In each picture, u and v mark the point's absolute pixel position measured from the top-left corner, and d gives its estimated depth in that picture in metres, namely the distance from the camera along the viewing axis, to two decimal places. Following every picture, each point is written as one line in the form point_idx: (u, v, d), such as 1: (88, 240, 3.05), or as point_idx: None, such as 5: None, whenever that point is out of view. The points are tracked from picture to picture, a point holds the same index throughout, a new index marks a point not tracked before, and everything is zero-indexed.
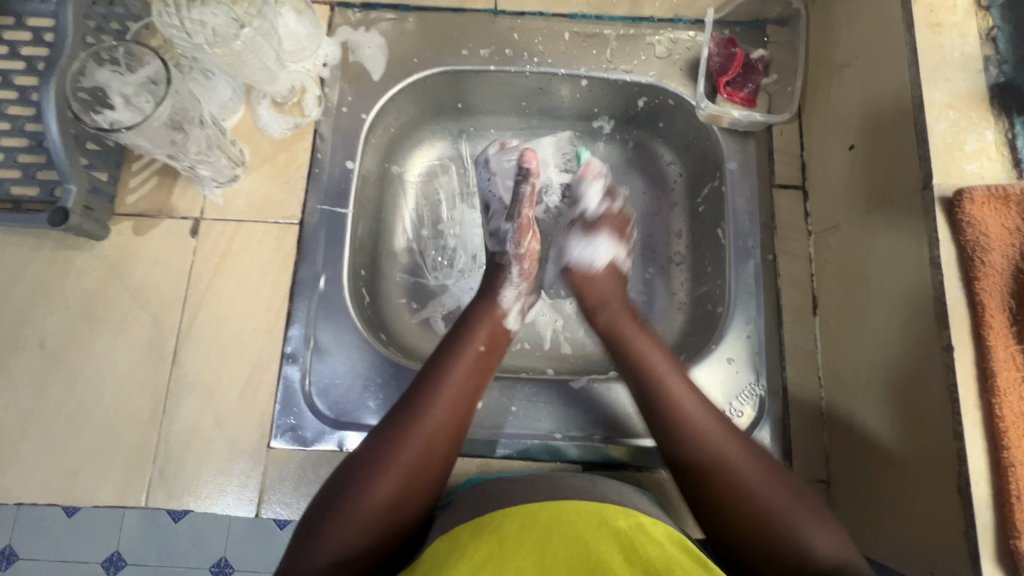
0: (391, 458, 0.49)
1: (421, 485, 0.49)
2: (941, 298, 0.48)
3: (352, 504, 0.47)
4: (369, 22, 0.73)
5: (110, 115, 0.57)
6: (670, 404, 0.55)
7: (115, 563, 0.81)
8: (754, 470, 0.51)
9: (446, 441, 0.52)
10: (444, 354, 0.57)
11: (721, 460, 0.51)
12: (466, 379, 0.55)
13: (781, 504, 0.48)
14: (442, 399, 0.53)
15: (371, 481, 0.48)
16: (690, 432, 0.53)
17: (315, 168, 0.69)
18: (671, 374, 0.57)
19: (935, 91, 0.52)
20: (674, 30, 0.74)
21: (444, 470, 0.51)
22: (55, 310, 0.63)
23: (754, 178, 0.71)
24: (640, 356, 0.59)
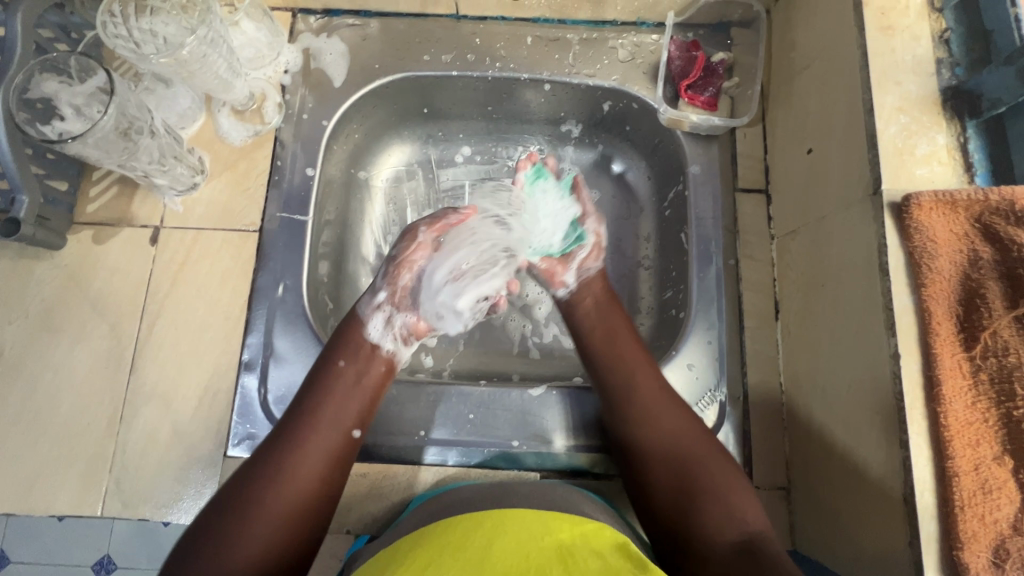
0: (246, 507, 0.47)
1: (285, 529, 0.48)
2: (889, 305, 0.48)
3: (203, 563, 0.45)
4: (331, 29, 0.73)
5: (62, 126, 0.58)
6: (633, 393, 0.57)
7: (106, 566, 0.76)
8: (685, 442, 0.54)
9: (309, 480, 0.50)
10: (309, 389, 0.55)
11: (667, 446, 0.54)
12: (335, 409, 0.54)
13: (718, 482, 0.52)
14: (309, 433, 0.52)
15: (226, 534, 0.46)
16: (641, 416, 0.56)
17: (275, 175, 0.69)
18: (644, 370, 0.59)
19: (886, 94, 0.51)
20: (638, 33, 0.73)
21: (318, 504, 0.50)
22: (14, 319, 0.63)
23: (717, 182, 0.70)
24: (610, 328, 0.63)
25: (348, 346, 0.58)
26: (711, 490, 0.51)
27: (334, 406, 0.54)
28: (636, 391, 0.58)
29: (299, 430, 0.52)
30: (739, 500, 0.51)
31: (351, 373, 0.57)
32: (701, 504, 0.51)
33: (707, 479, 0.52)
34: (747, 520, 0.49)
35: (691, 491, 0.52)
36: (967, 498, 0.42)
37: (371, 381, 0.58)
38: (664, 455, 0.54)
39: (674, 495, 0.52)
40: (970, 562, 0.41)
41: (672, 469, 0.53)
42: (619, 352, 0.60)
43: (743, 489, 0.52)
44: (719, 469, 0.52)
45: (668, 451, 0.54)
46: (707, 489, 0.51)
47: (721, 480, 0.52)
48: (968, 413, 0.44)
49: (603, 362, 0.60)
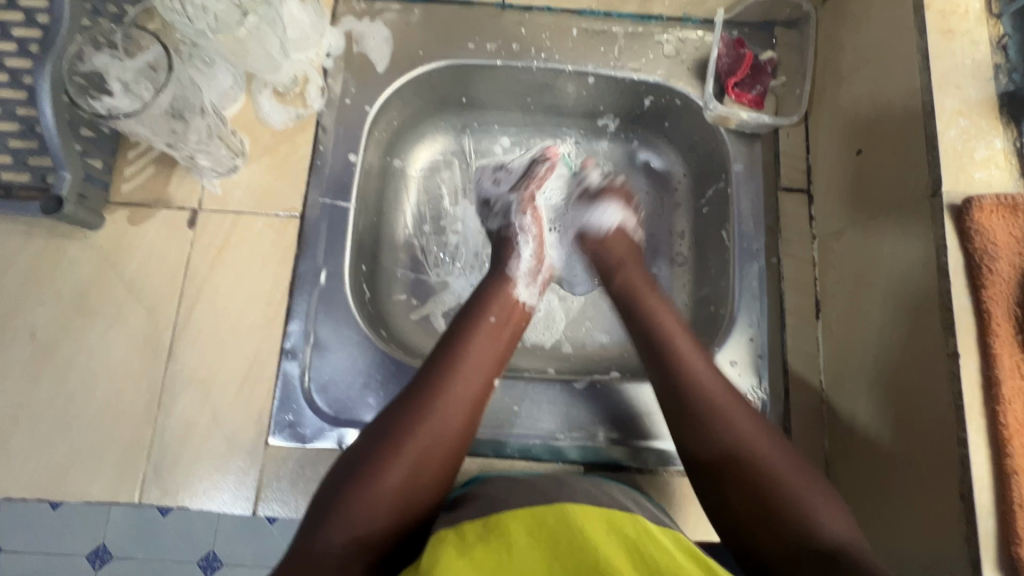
0: (399, 439, 0.48)
1: (432, 468, 0.49)
2: (948, 306, 0.48)
3: (361, 487, 0.46)
4: (374, 13, 0.72)
5: (107, 101, 0.55)
6: (686, 374, 0.53)
7: (211, 564, 0.61)
8: (756, 438, 0.49)
9: (458, 420, 0.51)
10: (456, 337, 0.56)
11: (714, 414, 0.51)
12: (480, 356, 0.55)
13: (778, 466, 0.48)
14: (456, 375, 0.53)
15: (380, 463, 0.47)
16: (718, 412, 0.51)
17: (316, 160, 0.67)
18: (686, 342, 0.56)
19: (946, 98, 0.52)
20: (683, 29, 0.73)
21: (461, 445, 0.51)
22: (47, 300, 0.62)
23: (759, 181, 0.70)
24: (649, 303, 0.61)
25: (494, 301, 0.60)
26: (759, 461, 0.48)
27: (484, 352, 0.56)
28: (687, 366, 0.54)
29: (450, 372, 0.53)
30: (814, 494, 0.47)
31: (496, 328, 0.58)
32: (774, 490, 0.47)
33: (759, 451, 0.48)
34: (829, 525, 0.45)
35: (739, 471, 0.48)
36: None
37: (513, 335, 0.59)
38: (716, 418, 0.50)
39: (725, 476, 0.48)
40: None
41: (726, 442, 0.49)
42: (658, 320, 0.58)
43: (826, 492, 0.47)
44: (780, 453, 0.49)
45: (732, 424, 0.50)
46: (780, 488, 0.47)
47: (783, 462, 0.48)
48: None
49: (648, 327, 0.58)
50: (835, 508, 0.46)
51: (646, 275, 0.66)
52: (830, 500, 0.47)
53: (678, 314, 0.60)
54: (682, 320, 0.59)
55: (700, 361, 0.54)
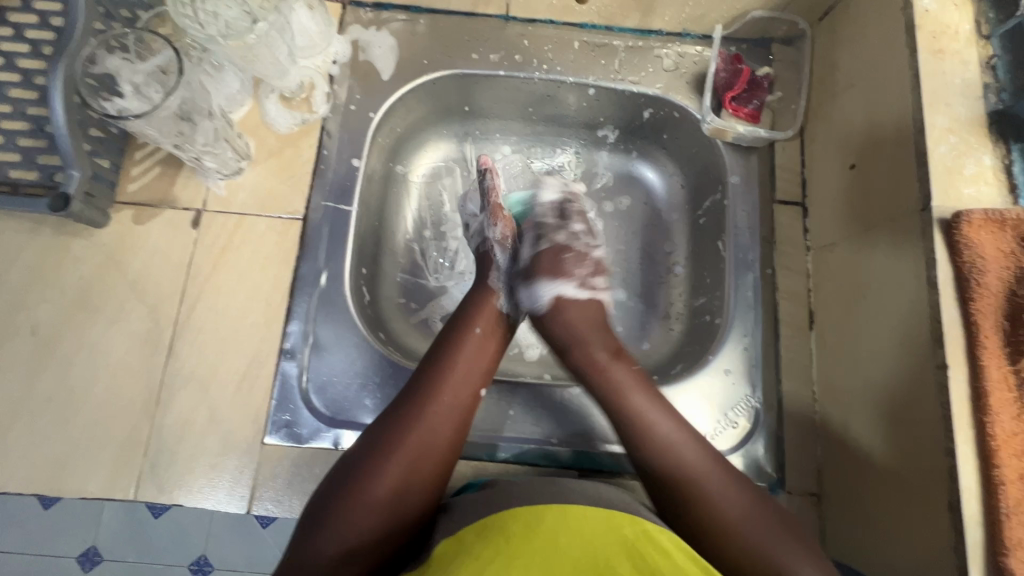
0: (391, 447, 0.49)
1: (422, 477, 0.49)
2: (937, 318, 0.49)
3: (354, 497, 0.47)
4: (381, 22, 0.74)
5: (119, 103, 0.57)
6: (638, 423, 0.55)
7: (203, 566, 0.59)
8: (727, 501, 0.50)
9: (448, 429, 0.52)
10: (445, 346, 0.57)
11: (684, 477, 0.52)
12: (468, 368, 0.56)
13: (744, 527, 0.49)
14: (444, 386, 0.54)
15: (371, 471, 0.48)
16: (668, 451, 0.53)
17: (320, 164, 0.69)
18: (642, 398, 0.57)
19: (936, 115, 0.53)
20: (682, 44, 0.75)
21: (451, 453, 0.52)
22: (50, 296, 0.62)
23: (755, 193, 0.72)
24: (596, 356, 0.60)
25: (482, 311, 0.61)
26: (700, 508, 0.50)
27: (472, 363, 0.57)
28: (628, 406, 0.56)
29: (439, 381, 0.54)
30: (787, 553, 0.48)
31: (483, 338, 0.59)
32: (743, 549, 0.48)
33: (713, 509, 0.50)
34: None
35: (713, 543, 0.49)
36: (1013, 507, 0.43)
37: (500, 345, 0.60)
38: (652, 460, 0.53)
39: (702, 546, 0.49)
40: (1014, 567, 0.42)
41: (692, 526, 0.50)
42: (606, 374, 0.59)
43: (795, 541, 0.49)
44: (727, 486, 0.51)
45: (707, 503, 0.50)
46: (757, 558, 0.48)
47: (736, 510, 0.50)
48: (1015, 424, 0.45)
49: (603, 383, 0.58)
50: (808, 560, 0.48)
51: (613, 345, 0.61)
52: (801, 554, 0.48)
53: (646, 381, 0.58)
54: (641, 373, 0.59)
55: (667, 424, 0.54)
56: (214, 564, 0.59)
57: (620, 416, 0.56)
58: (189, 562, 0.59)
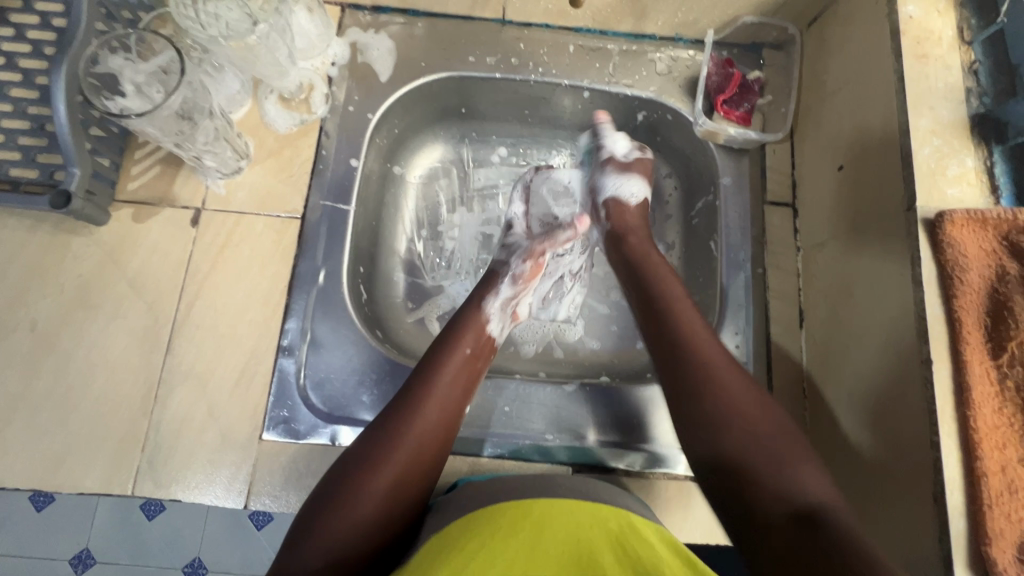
0: (378, 461, 0.49)
1: (409, 493, 0.49)
2: (922, 314, 0.50)
3: (340, 510, 0.47)
4: (379, 25, 0.75)
5: (121, 101, 0.58)
6: (676, 313, 0.56)
7: (197, 570, 0.69)
8: (740, 393, 0.50)
9: (434, 447, 0.52)
10: (433, 362, 0.57)
11: (716, 375, 0.51)
12: (455, 384, 0.56)
13: (766, 429, 0.48)
14: (432, 404, 0.54)
15: (357, 483, 0.48)
16: (694, 339, 0.54)
17: (318, 164, 0.70)
18: (692, 317, 0.56)
19: (920, 117, 0.55)
20: (675, 48, 0.76)
21: (434, 469, 0.52)
22: (49, 293, 0.63)
23: (746, 194, 0.73)
24: (658, 271, 0.61)
25: (470, 328, 0.61)
26: (720, 404, 0.49)
27: (460, 380, 0.57)
28: (680, 310, 0.56)
29: (425, 394, 0.54)
30: (796, 457, 0.46)
31: (468, 355, 0.59)
32: (743, 449, 0.47)
33: (730, 404, 0.49)
34: (805, 486, 0.44)
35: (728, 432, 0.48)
36: (994, 497, 0.45)
37: (485, 363, 0.61)
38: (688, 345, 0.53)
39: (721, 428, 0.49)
40: (998, 558, 0.44)
41: (723, 408, 0.49)
42: (658, 283, 0.60)
43: (806, 453, 0.47)
44: (751, 400, 0.50)
45: (723, 387, 0.50)
46: (771, 451, 0.47)
47: (764, 426, 0.48)
48: (996, 417, 0.46)
49: (659, 289, 0.59)
50: (812, 467, 0.46)
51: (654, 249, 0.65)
52: (807, 456, 0.46)
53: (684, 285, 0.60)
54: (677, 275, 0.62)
55: (696, 315, 0.56)
56: None
57: (672, 313, 0.56)
58: None
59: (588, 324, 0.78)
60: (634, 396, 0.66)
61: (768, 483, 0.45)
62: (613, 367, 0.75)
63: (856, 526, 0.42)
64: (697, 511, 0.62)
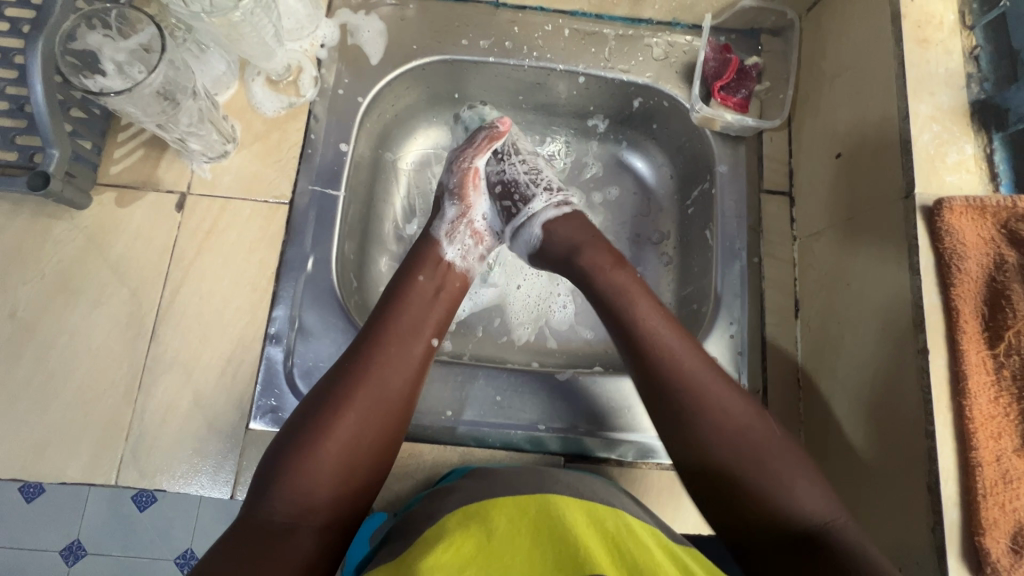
0: (340, 408, 0.48)
1: (374, 431, 0.49)
2: (918, 303, 0.50)
3: (308, 450, 0.46)
4: (370, 6, 0.73)
5: (101, 80, 0.57)
6: (648, 335, 0.53)
7: (189, 560, 0.63)
8: (731, 416, 0.50)
9: (399, 382, 0.52)
10: (388, 302, 0.56)
11: (688, 387, 0.50)
12: (413, 318, 0.56)
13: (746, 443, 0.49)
14: (389, 339, 0.53)
15: (328, 415, 0.48)
16: (671, 359, 0.52)
17: (307, 149, 0.68)
18: (648, 307, 0.55)
19: (920, 103, 0.54)
20: (672, 33, 0.75)
21: (404, 407, 0.52)
22: (29, 279, 0.61)
23: (743, 183, 0.72)
24: (618, 283, 0.56)
25: (424, 262, 0.61)
26: (711, 422, 0.49)
27: (418, 316, 0.56)
28: (666, 352, 0.52)
29: (382, 333, 0.53)
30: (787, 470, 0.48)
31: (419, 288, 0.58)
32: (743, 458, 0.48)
33: (716, 420, 0.49)
34: (799, 501, 0.46)
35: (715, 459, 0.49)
36: (990, 487, 0.44)
37: (444, 296, 0.59)
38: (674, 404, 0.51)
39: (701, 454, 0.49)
40: (991, 547, 0.43)
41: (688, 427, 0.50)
42: (620, 295, 0.56)
43: (799, 463, 0.48)
44: (731, 398, 0.51)
45: (691, 391, 0.50)
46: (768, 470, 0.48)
47: (742, 425, 0.49)
48: (992, 406, 0.46)
49: (620, 311, 0.55)
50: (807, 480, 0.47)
51: (610, 253, 0.59)
52: (795, 464, 0.48)
53: (646, 288, 0.57)
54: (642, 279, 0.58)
55: (665, 325, 0.53)
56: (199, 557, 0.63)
57: (648, 347, 0.53)
58: (176, 556, 0.63)
59: (582, 314, 0.77)
60: (627, 386, 0.66)
61: (759, 492, 0.47)
62: (607, 358, 0.74)
63: (862, 538, 0.45)
64: (688, 501, 0.62)
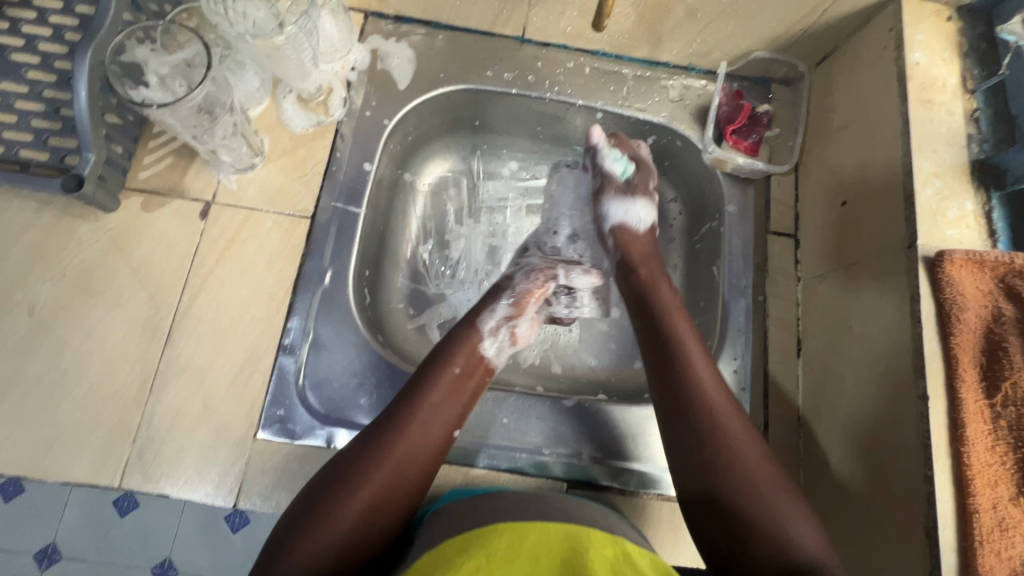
0: (357, 485, 0.50)
1: (384, 514, 0.50)
2: (919, 350, 0.52)
3: (319, 523, 0.47)
4: (400, 34, 0.76)
5: (144, 91, 0.58)
6: (683, 359, 0.57)
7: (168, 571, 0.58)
8: (746, 451, 0.52)
9: (418, 465, 0.53)
10: (421, 384, 0.57)
11: (708, 410, 0.54)
12: (442, 407, 0.56)
13: (763, 484, 0.51)
14: (415, 423, 0.54)
15: (344, 494, 0.49)
16: (687, 375, 0.56)
17: (332, 166, 0.70)
18: (687, 331, 0.60)
19: (924, 160, 0.57)
20: (687, 77, 0.78)
21: (418, 488, 0.53)
22: (50, 277, 0.62)
23: (751, 224, 0.75)
24: (662, 307, 0.63)
25: (460, 350, 0.61)
26: (720, 441, 0.53)
27: (449, 403, 0.57)
28: (695, 375, 0.56)
29: (411, 416, 0.54)
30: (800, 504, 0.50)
31: (455, 376, 0.59)
32: (756, 492, 0.50)
33: (727, 452, 0.52)
34: (800, 539, 0.48)
35: (727, 492, 0.51)
36: (986, 534, 0.45)
37: (474, 388, 0.60)
38: (691, 399, 0.55)
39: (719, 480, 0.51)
40: None
41: (709, 440, 0.53)
42: (671, 328, 0.60)
43: (797, 504, 0.50)
44: (742, 432, 0.53)
45: (711, 413, 0.54)
46: (770, 511, 0.49)
47: (752, 456, 0.52)
48: (989, 455, 0.47)
49: (668, 336, 0.60)
50: (805, 517, 0.50)
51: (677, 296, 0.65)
52: (801, 512, 0.50)
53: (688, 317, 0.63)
54: (682, 303, 0.64)
55: (706, 366, 0.57)
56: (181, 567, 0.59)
57: (684, 374, 0.56)
58: (153, 565, 0.58)
59: (587, 342, 0.79)
60: (632, 415, 0.67)
61: (767, 525, 0.49)
62: (611, 386, 0.76)
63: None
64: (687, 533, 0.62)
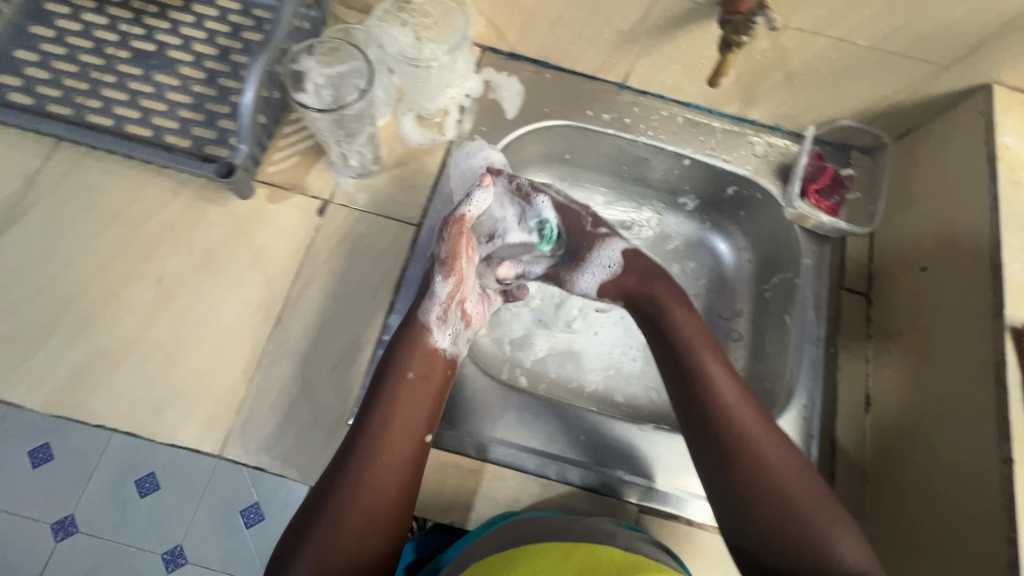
0: (340, 510, 0.53)
1: (373, 533, 0.54)
2: (1003, 416, 0.54)
3: (315, 543, 0.52)
4: (512, 69, 0.82)
5: (304, 96, 0.66)
6: (684, 345, 0.63)
7: (176, 559, 0.74)
8: (777, 455, 0.56)
9: (394, 483, 0.55)
10: (379, 397, 0.58)
11: (722, 392, 0.59)
12: (405, 421, 0.57)
13: (798, 491, 0.54)
14: (382, 443, 0.56)
15: (331, 517, 0.53)
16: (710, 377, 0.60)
17: (440, 181, 0.75)
18: (692, 323, 0.65)
19: (1011, 237, 0.60)
20: (772, 136, 0.83)
21: (401, 502, 0.56)
22: (178, 253, 0.68)
23: (826, 278, 0.77)
24: (658, 295, 0.68)
25: (414, 353, 0.61)
26: (752, 458, 0.56)
27: (412, 412, 0.58)
28: (699, 355, 0.62)
29: (381, 438, 0.56)
30: (822, 515, 0.53)
31: (403, 379, 0.59)
32: (786, 497, 0.54)
33: (761, 454, 0.56)
34: (845, 552, 0.52)
35: (743, 459, 0.56)
36: None
37: (433, 387, 0.61)
38: (713, 407, 0.58)
39: (740, 440, 0.56)
40: None
41: (717, 413, 0.58)
42: (653, 298, 0.68)
43: (839, 516, 0.54)
44: (778, 445, 0.56)
45: (729, 405, 0.58)
46: (806, 525, 0.53)
47: (794, 478, 0.55)
48: None
49: (671, 328, 0.65)
50: (851, 534, 0.53)
51: (684, 299, 0.67)
52: (842, 520, 0.53)
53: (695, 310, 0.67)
54: (682, 292, 0.68)
55: (709, 347, 0.62)
56: (187, 558, 0.75)
57: (690, 350, 0.62)
58: (163, 552, 0.74)
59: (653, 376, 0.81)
60: None
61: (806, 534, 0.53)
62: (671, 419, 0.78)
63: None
64: None
